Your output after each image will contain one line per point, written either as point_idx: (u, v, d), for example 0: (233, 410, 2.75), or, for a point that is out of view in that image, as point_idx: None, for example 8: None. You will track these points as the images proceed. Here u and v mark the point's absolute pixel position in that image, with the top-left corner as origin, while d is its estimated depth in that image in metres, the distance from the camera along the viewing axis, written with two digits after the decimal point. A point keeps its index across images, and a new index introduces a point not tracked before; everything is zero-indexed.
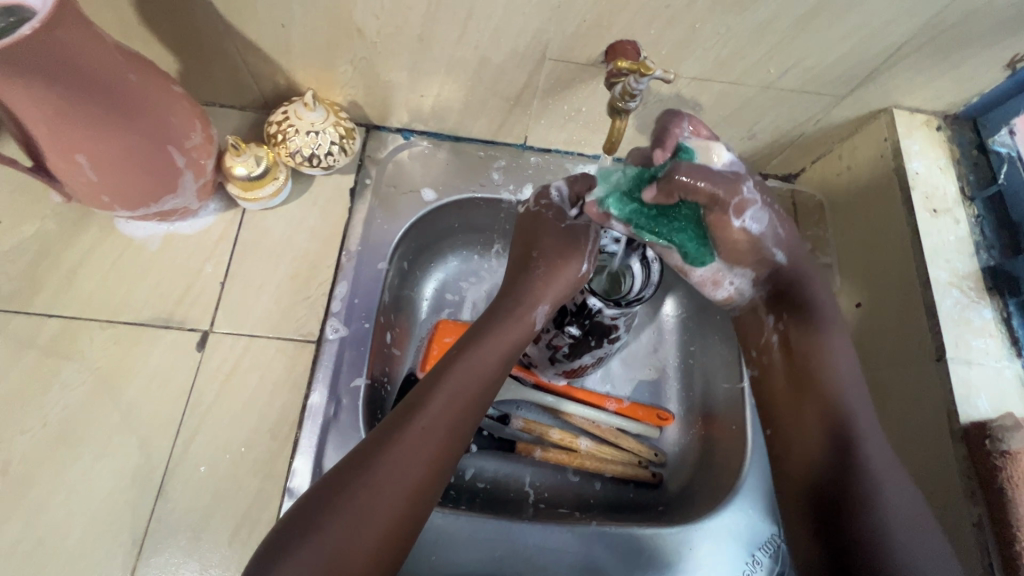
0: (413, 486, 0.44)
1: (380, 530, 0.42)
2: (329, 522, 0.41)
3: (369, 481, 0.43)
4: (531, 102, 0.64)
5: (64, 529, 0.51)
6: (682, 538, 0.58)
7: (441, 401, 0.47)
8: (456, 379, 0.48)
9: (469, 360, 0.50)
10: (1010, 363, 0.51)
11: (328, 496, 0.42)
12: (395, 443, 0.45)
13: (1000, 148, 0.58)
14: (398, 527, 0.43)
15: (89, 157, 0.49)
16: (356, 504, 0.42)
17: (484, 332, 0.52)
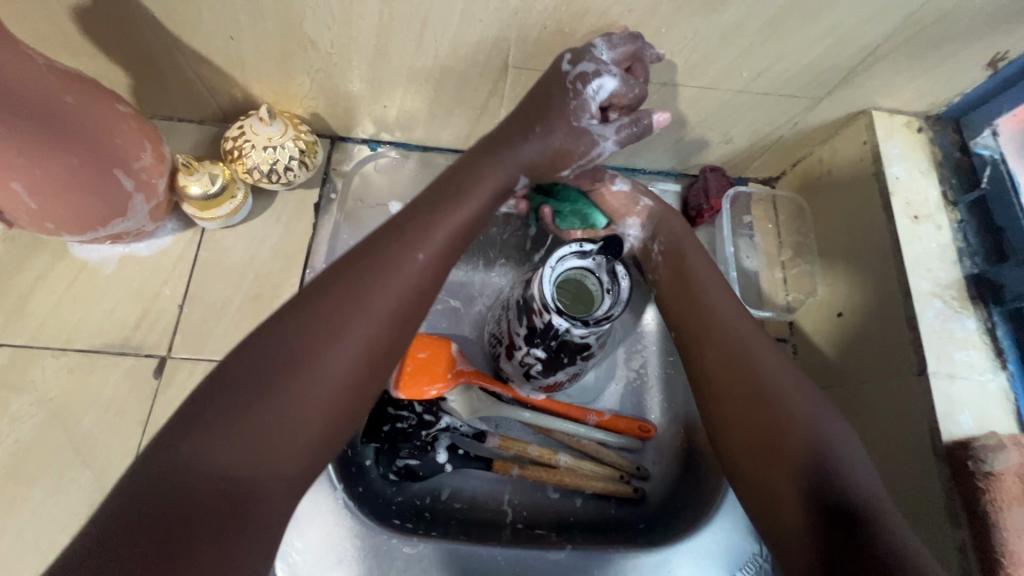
0: (331, 386, 0.37)
1: (292, 435, 0.36)
2: (264, 395, 0.36)
3: (284, 378, 0.36)
4: (498, 111, 0.61)
5: (18, 567, 0.50)
6: (660, 560, 0.56)
7: (390, 286, 0.41)
8: (399, 260, 0.42)
9: (416, 240, 0.43)
10: (994, 376, 0.49)
11: (263, 359, 0.37)
12: (334, 294, 0.40)
13: (982, 150, 0.56)
14: (347, 386, 0.39)
15: (26, 183, 0.46)
16: (297, 369, 0.37)
17: (443, 202, 0.46)
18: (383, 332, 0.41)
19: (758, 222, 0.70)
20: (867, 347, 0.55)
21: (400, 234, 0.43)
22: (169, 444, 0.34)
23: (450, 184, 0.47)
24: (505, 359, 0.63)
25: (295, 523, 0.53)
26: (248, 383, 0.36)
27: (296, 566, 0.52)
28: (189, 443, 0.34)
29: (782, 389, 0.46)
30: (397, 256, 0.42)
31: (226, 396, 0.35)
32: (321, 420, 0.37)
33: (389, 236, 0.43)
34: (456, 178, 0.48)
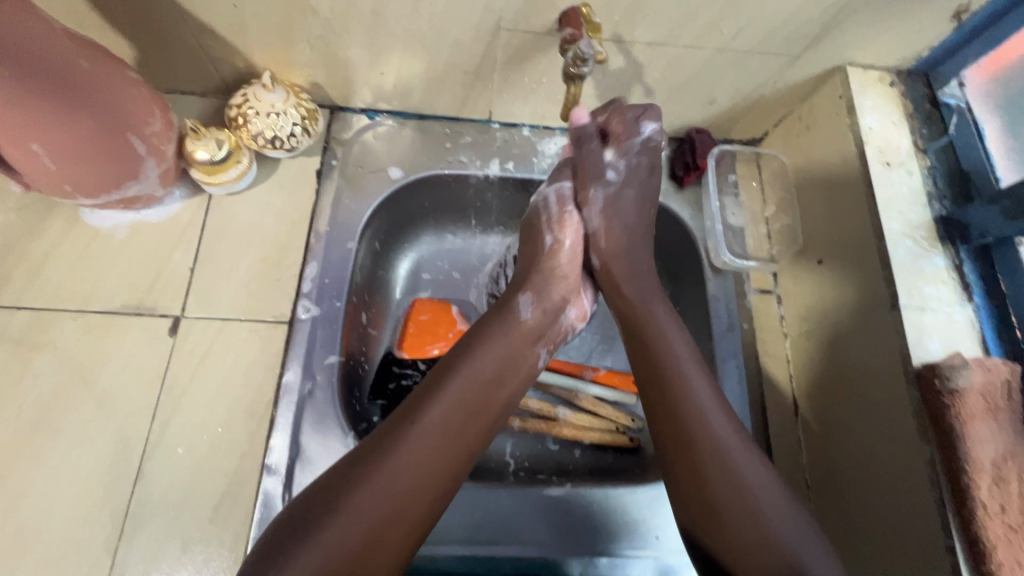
0: (419, 480, 0.44)
1: (397, 515, 0.42)
2: (332, 518, 0.41)
3: (376, 472, 0.43)
4: (491, 76, 0.64)
5: (46, 514, 0.52)
6: (654, 496, 0.60)
7: (411, 439, 0.45)
8: (436, 417, 0.46)
9: (446, 409, 0.47)
10: (961, 308, 0.52)
11: (310, 514, 0.41)
12: (379, 460, 0.44)
13: (950, 99, 0.59)
14: (412, 497, 0.43)
15: (44, 143, 0.49)
16: (354, 499, 0.42)
17: (456, 369, 0.50)
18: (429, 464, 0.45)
19: (743, 180, 0.73)
20: (844, 289, 0.59)
21: (428, 399, 0.47)
22: (294, 535, 0.40)
23: (468, 345, 0.52)
24: None
25: (308, 464, 0.55)
26: (347, 487, 0.42)
27: None
28: (314, 537, 0.40)
29: (708, 434, 0.48)
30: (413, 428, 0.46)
31: (354, 484, 0.42)
32: (419, 496, 0.43)
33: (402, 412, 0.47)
34: (472, 341, 0.52)
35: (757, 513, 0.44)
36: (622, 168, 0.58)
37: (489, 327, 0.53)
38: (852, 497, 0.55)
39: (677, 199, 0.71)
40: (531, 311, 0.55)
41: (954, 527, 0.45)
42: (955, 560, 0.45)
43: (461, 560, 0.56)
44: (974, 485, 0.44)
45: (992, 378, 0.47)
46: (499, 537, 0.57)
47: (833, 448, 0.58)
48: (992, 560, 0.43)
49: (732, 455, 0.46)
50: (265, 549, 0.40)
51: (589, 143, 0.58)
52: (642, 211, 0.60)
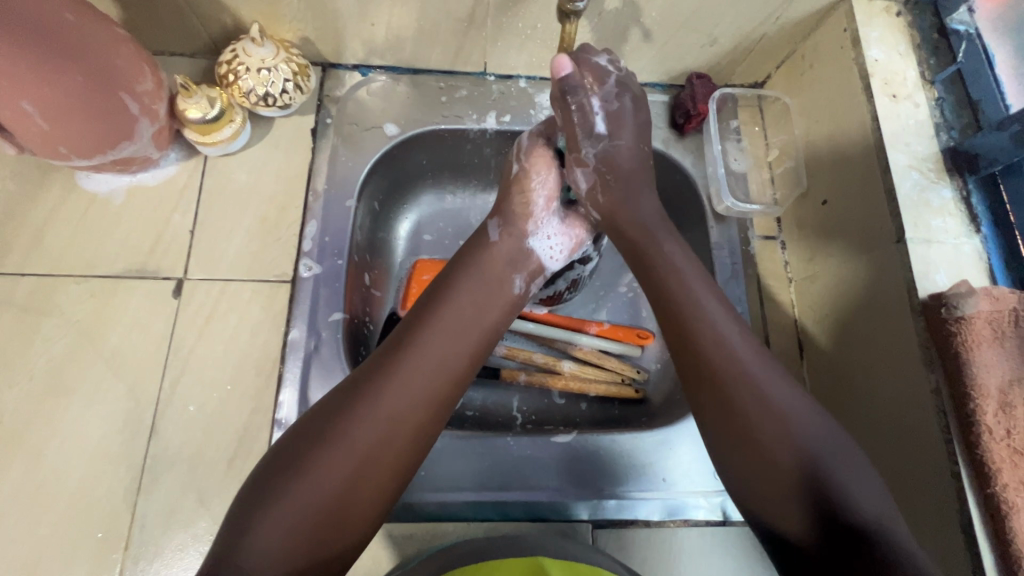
0: (404, 408, 0.44)
1: (385, 443, 0.42)
2: (298, 481, 0.40)
3: (360, 403, 0.43)
4: (484, 23, 0.62)
5: (64, 472, 0.53)
6: (660, 439, 0.60)
7: (384, 402, 0.43)
8: (416, 347, 0.46)
9: (426, 342, 0.47)
10: (968, 240, 0.52)
11: (273, 476, 0.40)
12: (343, 421, 0.42)
13: (958, 26, 0.57)
14: (381, 460, 0.42)
15: (33, 101, 0.48)
16: (319, 460, 0.41)
17: (428, 331, 0.48)
18: (402, 427, 0.44)
19: (745, 125, 0.72)
20: (849, 228, 0.58)
21: (412, 334, 0.47)
22: (283, 466, 0.41)
23: (445, 285, 0.52)
24: None
25: None
26: (333, 417, 0.43)
27: None
28: (304, 467, 0.40)
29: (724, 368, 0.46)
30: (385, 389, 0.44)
31: (337, 416, 0.43)
32: (406, 423, 0.44)
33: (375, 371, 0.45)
34: (448, 281, 0.52)
35: (775, 425, 0.44)
36: (607, 113, 0.54)
37: (462, 267, 0.53)
38: (863, 435, 0.56)
39: (678, 147, 0.70)
40: (499, 235, 0.57)
41: (959, 452, 0.46)
42: (960, 484, 0.46)
43: (474, 505, 0.57)
44: (979, 411, 0.44)
45: (999, 307, 0.46)
46: (510, 483, 0.58)
47: (840, 386, 0.59)
48: (997, 483, 0.43)
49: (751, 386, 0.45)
50: (255, 481, 0.41)
51: (578, 94, 0.52)
52: (637, 154, 0.56)
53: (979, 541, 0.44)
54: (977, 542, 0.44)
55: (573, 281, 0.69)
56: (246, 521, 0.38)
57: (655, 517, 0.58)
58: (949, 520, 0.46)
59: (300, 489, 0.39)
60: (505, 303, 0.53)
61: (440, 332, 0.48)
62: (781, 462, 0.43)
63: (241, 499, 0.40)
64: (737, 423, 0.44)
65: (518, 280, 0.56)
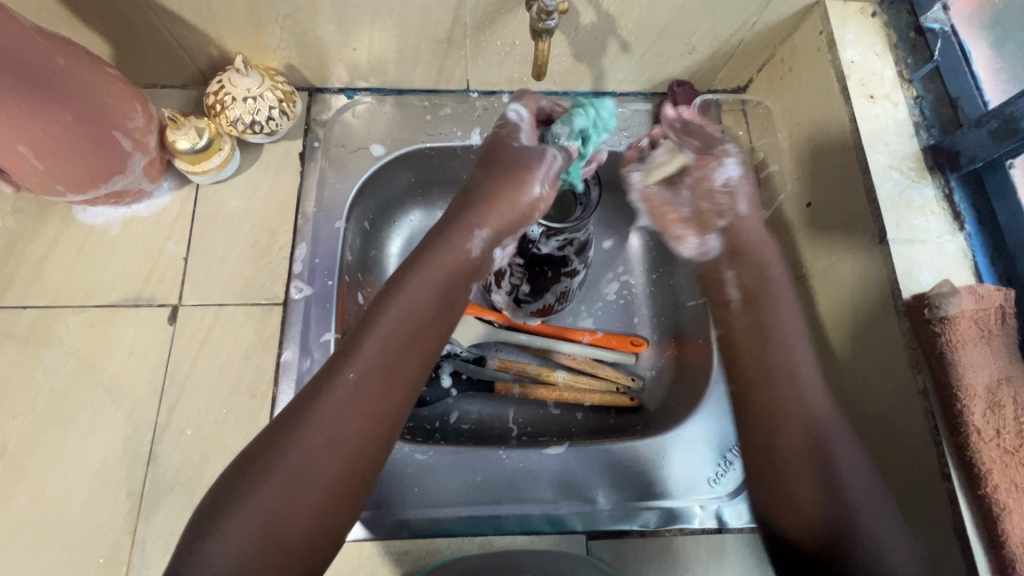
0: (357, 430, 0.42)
1: (341, 469, 0.41)
2: (248, 509, 0.38)
3: (311, 426, 0.41)
4: (463, 42, 0.63)
5: (66, 500, 0.54)
6: (653, 448, 0.60)
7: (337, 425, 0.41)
8: (360, 368, 0.43)
9: (381, 357, 0.44)
10: (952, 238, 0.51)
11: (222, 503, 0.39)
12: (295, 445, 0.40)
13: (933, 25, 0.57)
14: (343, 484, 0.41)
15: (29, 145, 0.49)
16: (269, 489, 0.39)
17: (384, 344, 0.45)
18: (361, 446, 0.42)
19: (730, 130, 0.72)
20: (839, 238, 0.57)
21: (362, 344, 0.44)
22: (229, 500, 0.39)
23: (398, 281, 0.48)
24: (495, 286, 0.69)
25: None
26: (283, 442, 0.40)
27: None
28: (245, 500, 0.38)
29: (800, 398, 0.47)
30: (338, 411, 0.42)
31: (280, 445, 0.40)
32: (364, 448, 0.42)
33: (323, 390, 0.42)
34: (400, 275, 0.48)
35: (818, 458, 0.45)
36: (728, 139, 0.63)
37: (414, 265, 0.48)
38: None
39: None
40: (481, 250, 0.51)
41: (949, 454, 0.45)
42: (951, 486, 0.45)
43: (466, 520, 0.57)
44: (967, 411, 0.44)
45: (985, 305, 0.46)
46: (503, 497, 0.58)
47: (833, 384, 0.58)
48: (988, 485, 0.43)
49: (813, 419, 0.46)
50: (205, 510, 0.39)
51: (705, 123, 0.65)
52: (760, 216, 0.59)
53: (972, 543, 0.44)
54: (971, 544, 0.44)
55: (557, 295, 0.69)
56: (199, 552, 0.37)
57: (650, 526, 0.58)
58: (943, 523, 0.46)
59: (243, 524, 0.38)
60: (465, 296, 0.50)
61: (387, 348, 0.45)
62: (812, 501, 0.44)
63: (191, 530, 0.39)
64: (771, 460, 0.46)
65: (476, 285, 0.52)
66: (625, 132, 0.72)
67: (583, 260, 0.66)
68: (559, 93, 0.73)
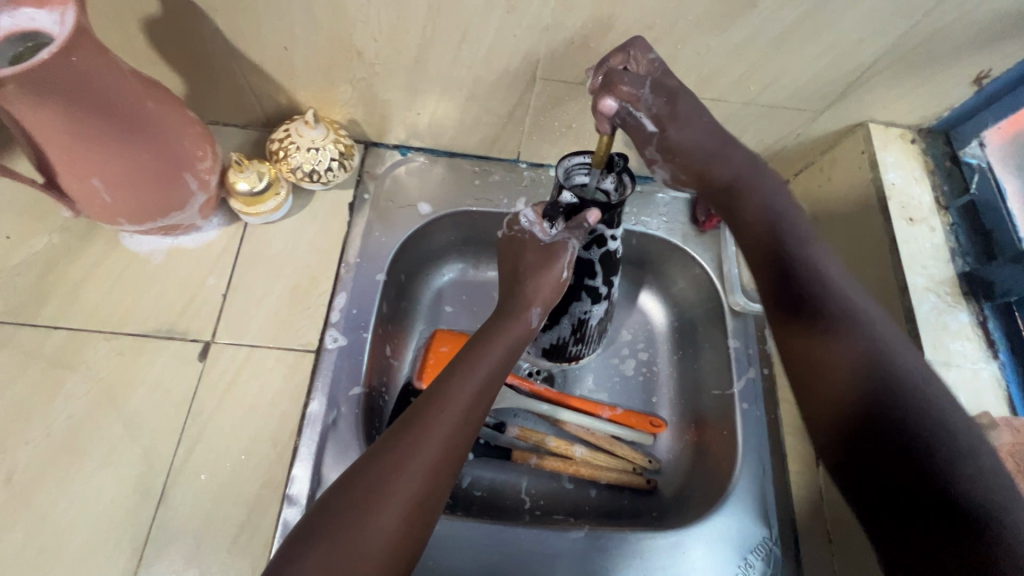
0: (435, 462, 0.44)
1: (427, 496, 0.44)
2: (336, 529, 0.41)
3: (400, 454, 0.44)
4: (523, 119, 0.66)
5: (66, 537, 0.52)
6: (674, 541, 0.59)
7: (421, 453, 0.44)
8: (424, 426, 0.45)
9: (451, 395, 0.47)
10: (986, 365, 0.53)
11: (315, 521, 0.42)
12: (381, 463, 0.43)
13: (971, 159, 0.61)
14: (419, 507, 0.43)
15: (103, 179, 0.51)
16: (356, 514, 0.41)
17: (452, 387, 0.48)
18: (438, 474, 0.45)
19: None
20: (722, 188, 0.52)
21: (436, 387, 0.48)
22: (319, 525, 0.41)
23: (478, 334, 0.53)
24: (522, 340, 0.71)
25: None
26: (370, 467, 0.43)
27: None
28: (331, 531, 0.40)
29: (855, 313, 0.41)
30: (420, 443, 0.44)
31: (355, 484, 0.43)
32: (441, 477, 0.45)
33: (402, 430, 0.45)
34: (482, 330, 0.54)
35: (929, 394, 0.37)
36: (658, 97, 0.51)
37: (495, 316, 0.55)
38: None
39: (696, 242, 0.75)
40: (569, 272, 0.56)
41: None
42: None
43: None
44: None
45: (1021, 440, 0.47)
46: None
47: None
48: None
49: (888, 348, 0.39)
50: (300, 530, 0.42)
51: None
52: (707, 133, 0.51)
53: None
54: None
55: (577, 317, 0.67)
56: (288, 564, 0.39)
57: None
58: None
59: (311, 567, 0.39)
60: (529, 329, 0.55)
61: (470, 393, 0.48)
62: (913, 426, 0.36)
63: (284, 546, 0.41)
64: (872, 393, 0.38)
65: (534, 312, 0.55)
66: (664, 217, 0.77)
67: (608, 283, 0.65)
68: None
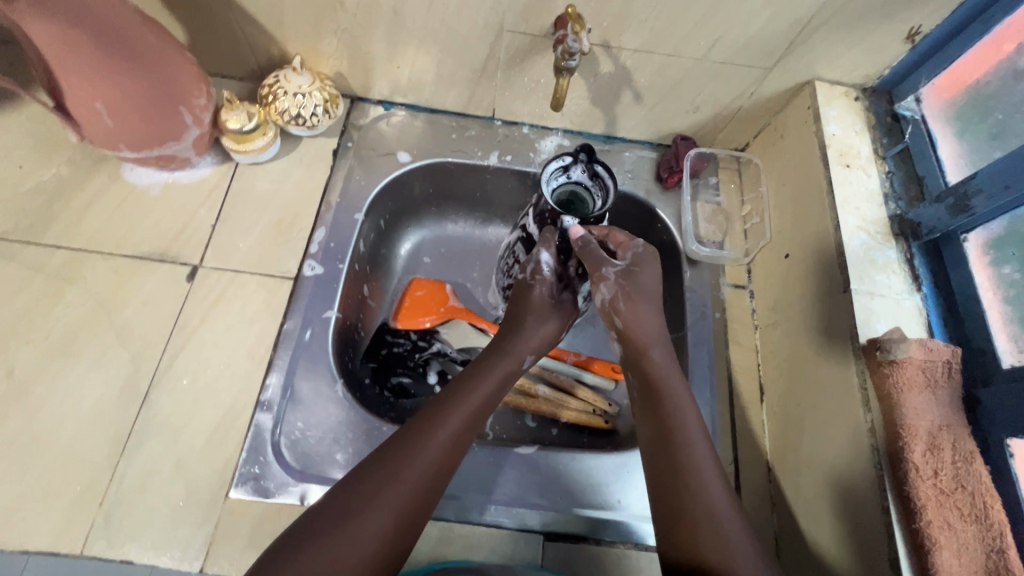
0: (427, 477, 0.47)
1: (416, 509, 0.46)
2: (326, 535, 0.42)
3: (396, 466, 0.46)
4: (495, 74, 0.71)
5: (58, 428, 0.57)
6: (619, 463, 0.63)
7: (414, 467, 0.47)
8: (420, 443, 0.48)
9: (447, 418, 0.51)
10: (910, 296, 0.56)
11: (306, 526, 0.43)
12: (376, 474, 0.46)
13: (907, 112, 0.65)
14: (408, 520, 0.45)
15: (106, 104, 0.57)
16: (348, 521, 0.43)
17: (447, 410, 0.52)
18: (427, 489, 0.47)
19: (723, 182, 0.80)
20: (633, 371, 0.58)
21: (433, 410, 0.52)
22: (309, 529, 0.42)
23: (475, 367, 0.57)
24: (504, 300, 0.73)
25: (299, 406, 0.60)
26: (366, 477, 0.46)
27: (298, 442, 0.59)
28: (320, 538, 0.42)
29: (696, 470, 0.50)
30: (414, 458, 0.47)
31: (348, 494, 0.45)
32: (429, 493, 0.47)
33: (397, 444, 0.48)
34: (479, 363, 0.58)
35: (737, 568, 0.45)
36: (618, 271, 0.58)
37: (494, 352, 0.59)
38: (807, 477, 0.57)
39: (659, 197, 0.77)
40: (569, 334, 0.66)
41: (890, 488, 0.48)
42: (889, 520, 0.47)
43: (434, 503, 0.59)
44: (908, 449, 0.47)
45: (931, 357, 0.50)
46: (471, 487, 0.60)
47: (793, 440, 0.60)
48: (922, 519, 0.45)
49: (718, 506, 0.48)
50: (286, 536, 0.43)
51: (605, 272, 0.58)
52: (657, 321, 0.59)
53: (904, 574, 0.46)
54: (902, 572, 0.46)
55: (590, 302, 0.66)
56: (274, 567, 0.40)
57: (607, 537, 0.60)
58: (879, 554, 0.47)
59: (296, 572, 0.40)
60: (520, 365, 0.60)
61: (462, 419, 0.52)
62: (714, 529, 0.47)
63: (269, 551, 0.42)
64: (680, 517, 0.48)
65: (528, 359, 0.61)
66: (629, 173, 0.79)
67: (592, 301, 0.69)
68: (574, 132, 0.80)
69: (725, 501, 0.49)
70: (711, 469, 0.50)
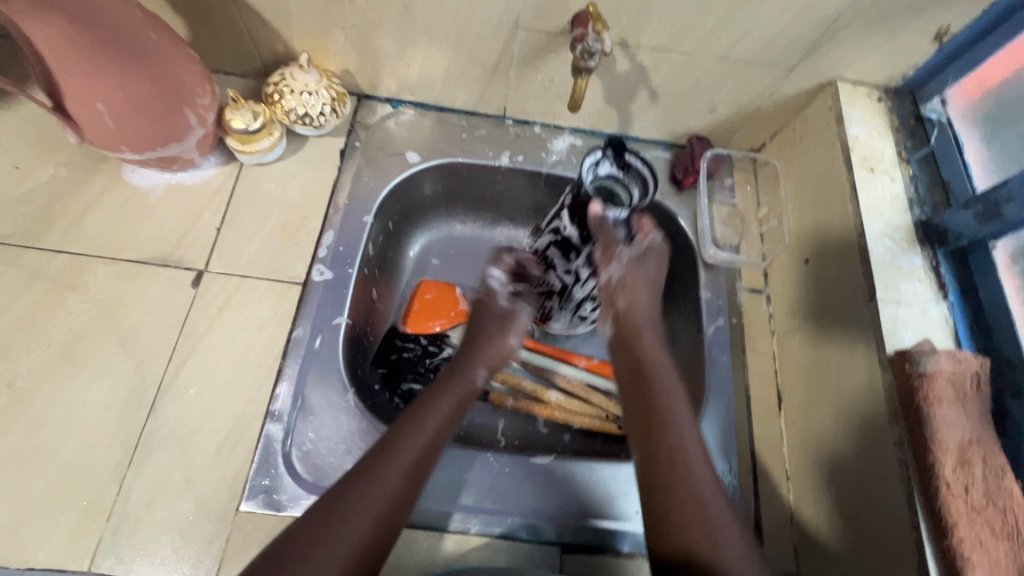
0: (386, 510, 0.45)
1: (375, 543, 0.44)
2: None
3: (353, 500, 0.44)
4: (508, 72, 0.69)
5: (61, 441, 0.55)
6: (636, 472, 0.62)
7: (372, 500, 0.45)
8: (380, 475, 0.46)
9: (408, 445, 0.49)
10: (936, 305, 0.55)
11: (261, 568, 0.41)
12: (334, 509, 0.44)
13: (931, 114, 0.64)
14: (367, 554, 0.43)
15: (107, 104, 0.54)
16: (302, 561, 0.41)
17: (409, 437, 0.50)
18: (387, 522, 0.45)
19: (739, 182, 0.78)
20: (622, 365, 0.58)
21: (395, 437, 0.50)
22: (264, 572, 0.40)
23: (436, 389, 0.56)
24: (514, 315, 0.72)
25: (310, 416, 0.59)
26: (323, 513, 0.44)
27: (309, 453, 0.57)
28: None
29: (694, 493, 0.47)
30: (373, 490, 0.45)
31: (304, 533, 0.43)
32: (390, 527, 0.45)
33: (358, 476, 0.46)
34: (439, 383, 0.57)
35: None
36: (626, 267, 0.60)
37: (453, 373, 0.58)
38: (832, 488, 0.56)
39: (675, 200, 0.76)
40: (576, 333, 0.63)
41: (919, 503, 0.47)
42: (919, 536, 0.47)
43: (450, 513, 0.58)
44: (939, 464, 0.46)
45: (960, 369, 0.49)
46: (487, 498, 0.59)
47: (814, 450, 0.59)
48: (954, 536, 0.44)
49: (719, 533, 0.45)
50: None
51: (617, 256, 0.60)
52: (653, 305, 0.61)
53: None
54: None
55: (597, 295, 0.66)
56: None
57: (624, 549, 0.59)
58: (909, 569, 0.47)
59: None
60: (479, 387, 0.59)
61: (425, 446, 0.50)
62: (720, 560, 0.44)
63: None
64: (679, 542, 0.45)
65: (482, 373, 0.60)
66: None
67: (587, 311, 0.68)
68: (587, 131, 0.78)
69: (726, 527, 0.46)
70: (709, 487, 0.48)
